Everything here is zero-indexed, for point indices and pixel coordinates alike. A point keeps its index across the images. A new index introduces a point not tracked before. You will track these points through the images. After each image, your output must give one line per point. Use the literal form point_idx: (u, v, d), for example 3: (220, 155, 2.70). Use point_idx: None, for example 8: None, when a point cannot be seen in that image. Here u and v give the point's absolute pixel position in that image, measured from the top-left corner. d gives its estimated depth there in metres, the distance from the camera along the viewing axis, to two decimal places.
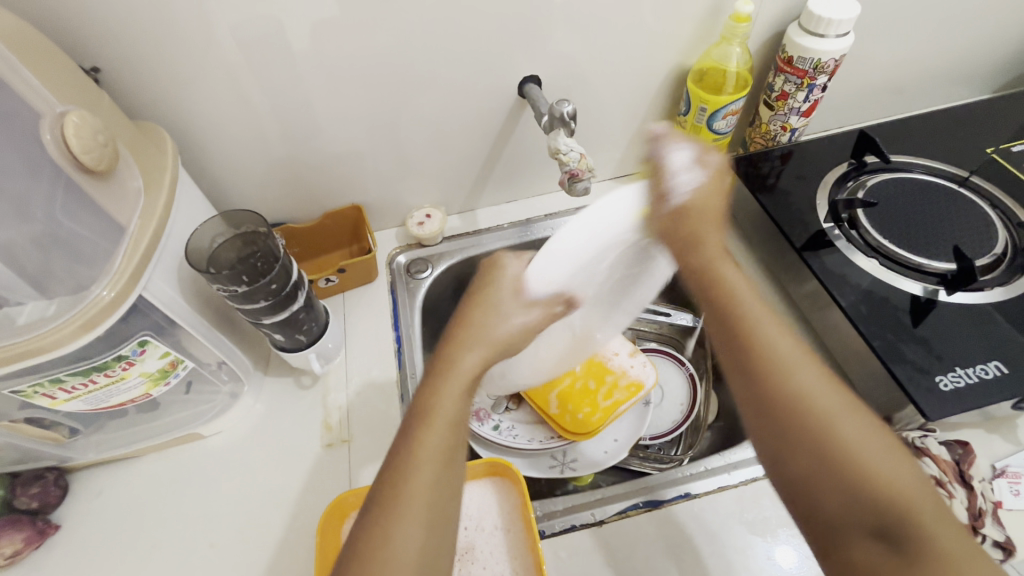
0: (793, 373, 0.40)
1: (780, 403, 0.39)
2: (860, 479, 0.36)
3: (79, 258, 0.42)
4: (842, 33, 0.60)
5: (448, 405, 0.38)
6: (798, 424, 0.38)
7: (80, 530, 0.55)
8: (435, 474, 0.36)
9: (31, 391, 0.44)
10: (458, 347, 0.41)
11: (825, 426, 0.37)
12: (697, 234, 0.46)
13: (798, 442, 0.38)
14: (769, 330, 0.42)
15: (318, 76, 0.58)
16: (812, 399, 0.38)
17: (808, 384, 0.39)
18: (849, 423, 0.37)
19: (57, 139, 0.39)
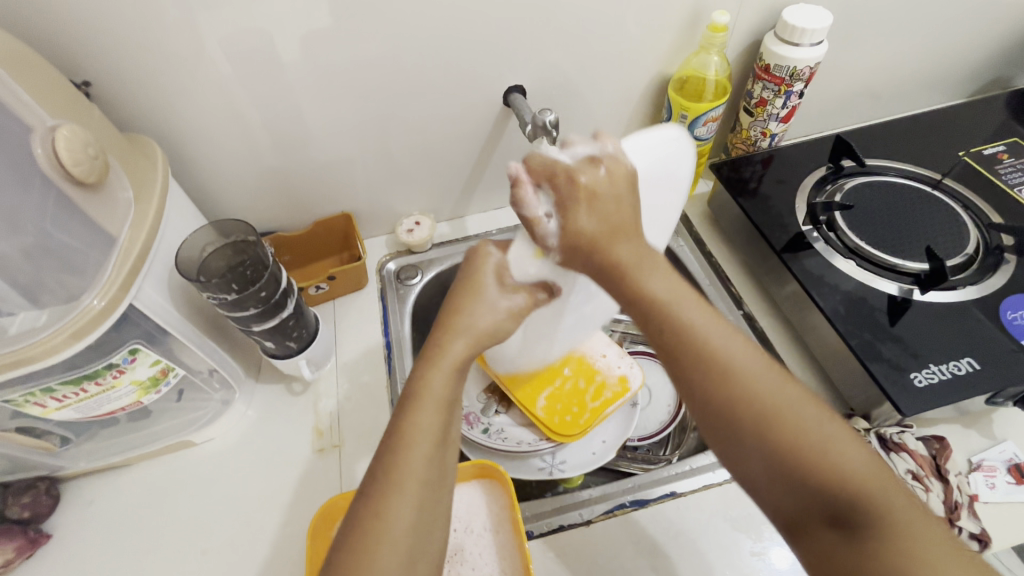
0: (736, 367, 0.36)
1: (726, 401, 0.36)
2: (812, 470, 0.34)
3: (70, 268, 0.43)
4: (816, 42, 0.62)
5: (438, 386, 0.39)
6: (745, 419, 0.35)
7: (71, 539, 0.55)
8: (428, 452, 0.36)
9: (22, 400, 0.44)
10: (443, 338, 0.42)
11: (772, 418, 0.35)
12: (603, 260, 0.40)
13: (746, 436, 0.35)
14: (705, 326, 0.38)
15: (306, 87, 0.59)
16: (755, 392, 0.36)
17: (750, 376, 0.36)
18: (792, 407, 0.35)
19: (48, 152, 0.40)
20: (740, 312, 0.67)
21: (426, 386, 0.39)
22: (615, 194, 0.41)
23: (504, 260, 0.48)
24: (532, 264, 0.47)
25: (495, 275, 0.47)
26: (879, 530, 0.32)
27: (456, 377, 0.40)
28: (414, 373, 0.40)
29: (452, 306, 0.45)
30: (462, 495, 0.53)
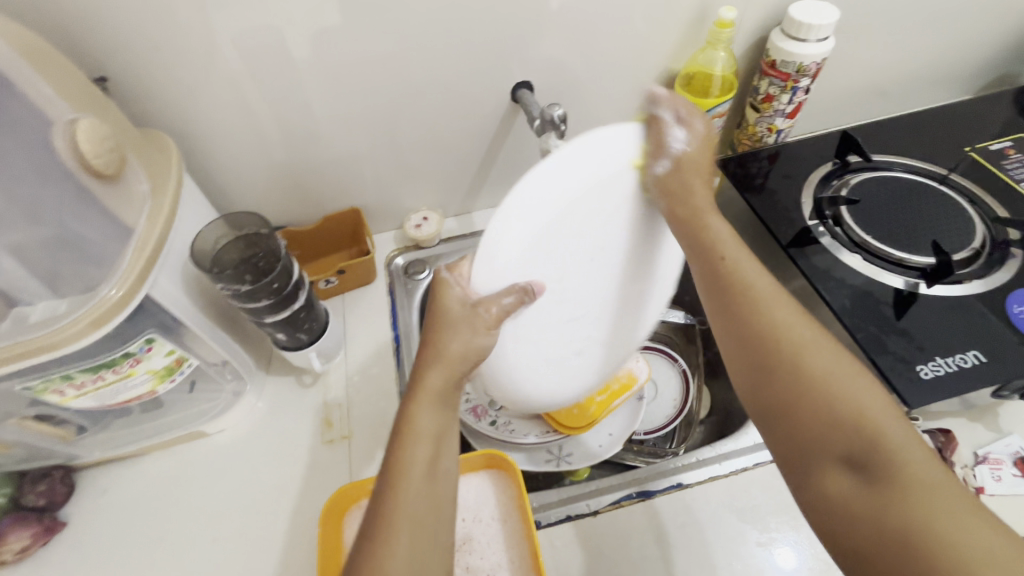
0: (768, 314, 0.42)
1: (757, 336, 0.41)
2: (831, 405, 0.37)
3: (88, 259, 0.44)
4: (823, 38, 0.62)
5: (425, 418, 0.37)
6: (773, 353, 0.40)
7: (86, 527, 0.56)
8: (423, 485, 0.35)
9: (41, 387, 0.45)
10: (422, 368, 0.40)
11: (797, 357, 0.39)
12: (688, 189, 0.47)
13: (770, 369, 0.40)
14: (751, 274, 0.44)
15: (317, 82, 0.60)
16: (784, 333, 0.40)
17: (784, 320, 0.41)
18: (819, 355, 0.39)
19: (68, 145, 0.41)
20: None
21: (415, 422, 0.37)
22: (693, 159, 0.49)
23: (469, 287, 0.44)
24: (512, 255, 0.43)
25: (460, 299, 0.43)
26: (889, 470, 0.34)
27: (443, 407, 0.39)
28: (404, 405, 0.38)
29: (433, 332, 0.42)
30: (470, 484, 0.54)
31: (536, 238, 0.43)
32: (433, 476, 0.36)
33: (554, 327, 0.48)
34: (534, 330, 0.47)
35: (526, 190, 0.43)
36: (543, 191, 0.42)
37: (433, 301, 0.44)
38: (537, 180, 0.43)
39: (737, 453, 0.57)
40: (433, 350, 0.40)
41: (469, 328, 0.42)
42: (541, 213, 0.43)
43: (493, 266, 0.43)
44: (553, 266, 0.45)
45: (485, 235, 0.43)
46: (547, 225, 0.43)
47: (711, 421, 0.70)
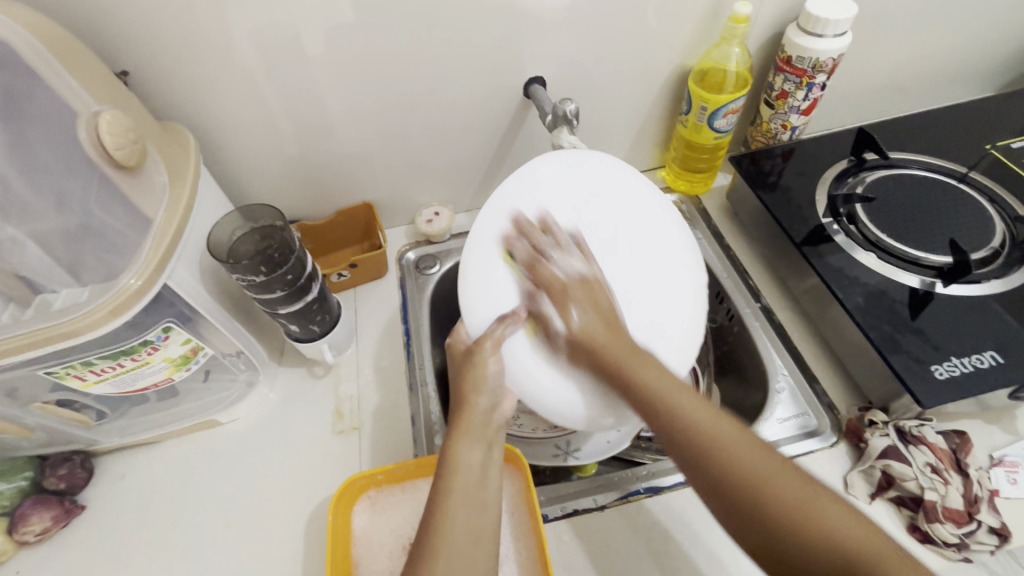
0: (691, 422, 0.41)
1: (718, 468, 0.39)
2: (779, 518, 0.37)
3: (108, 247, 0.45)
4: (840, 33, 0.61)
5: (467, 455, 0.42)
6: (737, 485, 0.38)
7: (104, 510, 0.58)
8: (466, 516, 0.40)
9: (64, 372, 0.46)
10: (461, 411, 0.45)
11: (760, 485, 0.38)
12: (597, 348, 0.46)
13: (741, 501, 0.38)
14: (691, 404, 0.42)
15: (331, 77, 0.61)
16: (741, 465, 0.39)
17: (737, 449, 0.39)
18: (778, 477, 0.38)
19: (92, 136, 0.42)
20: (757, 305, 0.67)
21: (455, 460, 0.42)
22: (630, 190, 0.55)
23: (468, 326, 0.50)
24: (484, 303, 0.49)
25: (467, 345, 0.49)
26: None
27: (480, 444, 0.43)
28: (444, 448, 0.43)
29: (461, 388, 0.46)
30: None
31: (497, 272, 0.50)
32: (473, 508, 0.40)
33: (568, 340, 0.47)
34: (542, 347, 0.47)
35: (479, 257, 0.51)
36: (491, 252, 0.51)
37: (450, 362, 0.49)
38: (485, 245, 0.51)
39: None
40: (465, 402, 0.45)
41: (475, 366, 0.46)
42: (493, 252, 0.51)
43: (477, 318, 0.50)
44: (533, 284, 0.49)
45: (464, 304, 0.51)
46: (503, 270, 0.50)
47: None
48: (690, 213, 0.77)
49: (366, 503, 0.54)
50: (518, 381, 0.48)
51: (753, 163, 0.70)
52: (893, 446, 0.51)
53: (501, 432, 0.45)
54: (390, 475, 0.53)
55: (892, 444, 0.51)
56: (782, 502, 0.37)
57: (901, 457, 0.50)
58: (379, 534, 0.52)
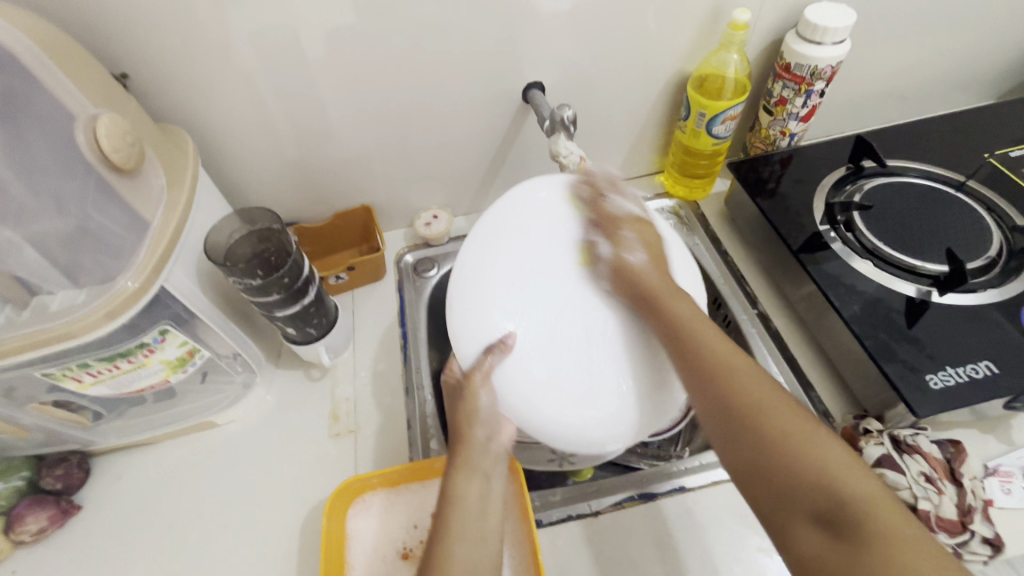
0: (708, 347, 0.43)
1: (722, 390, 0.41)
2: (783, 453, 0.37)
3: (106, 250, 0.45)
4: (839, 40, 0.61)
5: (467, 488, 0.43)
6: (734, 403, 0.40)
7: (100, 510, 0.58)
8: (466, 547, 0.40)
9: (60, 373, 0.47)
10: (460, 445, 0.46)
11: (759, 408, 0.39)
12: (634, 275, 0.48)
13: (737, 421, 0.39)
14: (709, 334, 0.44)
15: (331, 81, 0.61)
16: (745, 390, 0.40)
17: (744, 376, 0.41)
18: (778, 409, 0.39)
19: (89, 140, 0.42)
20: (754, 311, 0.67)
21: (455, 492, 0.43)
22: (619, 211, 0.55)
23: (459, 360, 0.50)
24: (473, 333, 0.49)
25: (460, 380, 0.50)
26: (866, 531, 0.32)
27: (478, 475, 0.44)
28: (445, 482, 0.45)
29: (458, 422, 0.48)
30: None
31: (485, 298, 0.49)
32: (474, 537, 0.41)
33: (561, 363, 0.45)
34: (535, 369, 0.46)
35: (468, 284, 0.51)
36: (479, 278, 0.50)
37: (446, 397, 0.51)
38: (474, 272, 0.51)
39: None
40: (463, 436, 0.46)
41: (468, 400, 0.48)
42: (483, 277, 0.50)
43: (467, 348, 0.49)
44: (527, 306, 0.47)
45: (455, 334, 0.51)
46: (491, 296, 0.49)
47: None
48: (688, 219, 0.77)
49: (360, 506, 0.54)
50: (511, 408, 0.47)
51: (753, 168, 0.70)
52: (887, 455, 0.50)
53: (500, 462, 0.46)
54: (384, 479, 0.54)
55: (887, 452, 0.50)
56: (774, 428, 0.38)
57: (894, 466, 0.49)
58: (373, 537, 0.52)
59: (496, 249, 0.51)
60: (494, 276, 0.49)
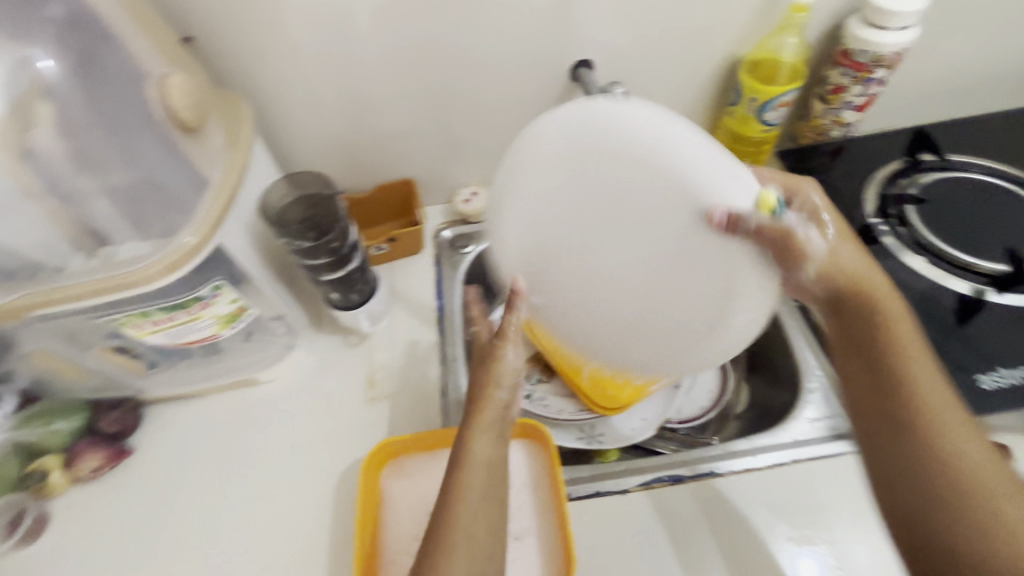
0: (931, 416, 0.43)
1: (941, 468, 0.41)
2: (984, 509, 0.39)
3: (170, 205, 0.47)
4: (904, 26, 0.59)
5: (484, 450, 0.44)
6: (946, 479, 0.41)
7: (150, 454, 0.62)
8: (479, 513, 0.41)
9: (123, 320, 0.49)
10: (479, 402, 0.46)
11: (980, 489, 0.40)
12: (882, 323, 0.47)
13: (951, 496, 0.40)
14: (940, 411, 0.43)
15: (382, 53, 0.61)
16: (968, 464, 0.41)
17: (963, 449, 0.41)
18: (1001, 492, 0.40)
19: (161, 97, 0.44)
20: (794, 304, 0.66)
21: (474, 455, 0.43)
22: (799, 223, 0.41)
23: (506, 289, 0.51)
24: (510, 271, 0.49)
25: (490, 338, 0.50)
26: None
27: (493, 438, 0.45)
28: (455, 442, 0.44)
29: (478, 384, 0.47)
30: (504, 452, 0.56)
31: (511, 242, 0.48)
32: (488, 500, 0.42)
33: (581, 318, 0.47)
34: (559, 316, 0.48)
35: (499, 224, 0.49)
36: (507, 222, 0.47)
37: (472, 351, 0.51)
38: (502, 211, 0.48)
39: (774, 447, 0.56)
40: (480, 400, 0.46)
41: (498, 362, 0.47)
42: (508, 225, 0.48)
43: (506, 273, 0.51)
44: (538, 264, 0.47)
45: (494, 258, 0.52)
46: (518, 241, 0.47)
47: (748, 417, 0.69)
48: None
49: (394, 467, 0.56)
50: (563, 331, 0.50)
51: (800, 157, 0.69)
52: None
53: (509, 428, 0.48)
54: (419, 441, 0.55)
55: None
56: (997, 514, 0.39)
57: None
58: (406, 496, 0.54)
59: (522, 199, 0.46)
60: (516, 234, 0.47)
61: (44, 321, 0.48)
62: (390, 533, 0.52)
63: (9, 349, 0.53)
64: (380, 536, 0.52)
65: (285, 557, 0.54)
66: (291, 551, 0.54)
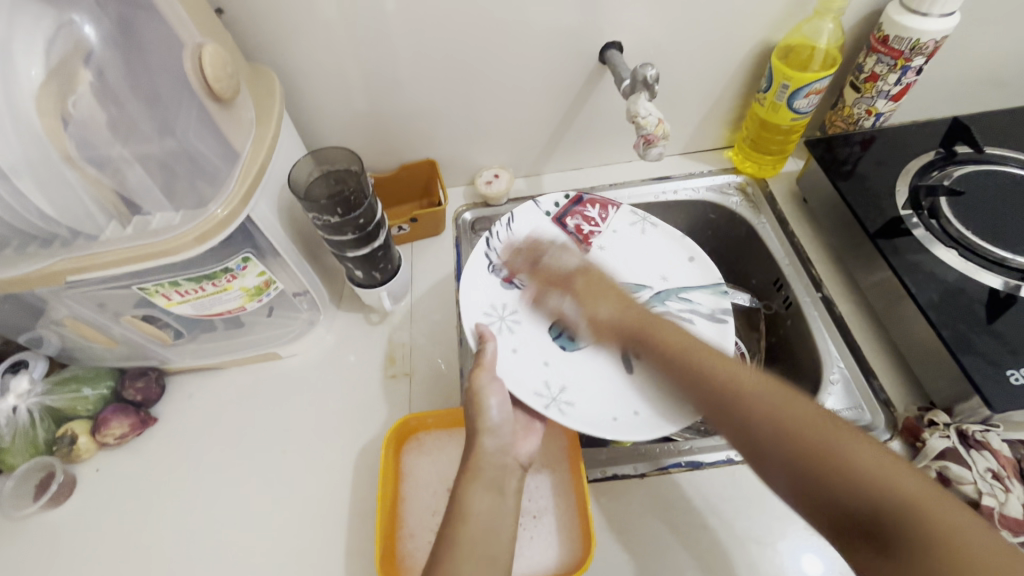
0: (699, 365, 0.49)
1: (740, 409, 0.45)
2: (755, 415, 0.44)
3: (202, 175, 0.48)
4: (947, 13, 0.57)
5: (481, 505, 0.44)
6: (737, 409, 0.45)
7: (174, 423, 0.63)
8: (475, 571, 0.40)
9: (153, 289, 0.50)
10: (473, 455, 0.47)
11: (754, 404, 0.44)
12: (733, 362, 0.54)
13: (743, 423, 0.44)
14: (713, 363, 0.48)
15: (409, 30, 0.61)
16: (752, 396, 0.45)
17: (735, 377, 0.46)
18: (769, 396, 0.44)
19: (195, 66, 0.44)
20: (818, 294, 0.65)
21: (473, 505, 0.44)
22: (601, 291, 0.58)
23: (531, 222, 0.67)
24: (542, 230, 0.66)
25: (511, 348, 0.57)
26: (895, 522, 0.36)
27: (492, 490, 0.45)
28: (456, 492, 0.45)
29: (470, 435, 0.48)
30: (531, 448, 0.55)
31: (540, 230, 0.66)
32: (483, 560, 0.41)
33: (609, 255, 0.66)
34: (612, 255, 0.66)
35: (534, 210, 0.67)
36: (538, 222, 0.67)
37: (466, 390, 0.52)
38: (529, 218, 0.67)
39: None
40: (477, 453, 0.47)
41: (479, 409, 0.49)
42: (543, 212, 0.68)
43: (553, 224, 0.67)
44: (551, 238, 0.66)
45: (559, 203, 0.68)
46: (545, 227, 0.67)
47: None
48: (755, 197, 0.75)
49: (415, 444, 0.56)
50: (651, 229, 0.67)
51: (829, 145, 0.68)
52: (953, 449, 0.49)
53: (513, 477, 0.48)
54: (439, 418, 0.56)
55: (952, 446, 0.49)
56: (774, 422, 0.43)
57: (960, 460, 0.48)
58: (426, 472, 0.55)
59: (520, 227, 0.66)
60: (540, 227, 0.67)
61: (72, 288, 0.49)
62: (409, 509, 0.53)
63: (41, 317, 0.54)
64: (401, 510, 0.53)
65: (306, 527, 0.55)
66: (310, 521, 0.55)
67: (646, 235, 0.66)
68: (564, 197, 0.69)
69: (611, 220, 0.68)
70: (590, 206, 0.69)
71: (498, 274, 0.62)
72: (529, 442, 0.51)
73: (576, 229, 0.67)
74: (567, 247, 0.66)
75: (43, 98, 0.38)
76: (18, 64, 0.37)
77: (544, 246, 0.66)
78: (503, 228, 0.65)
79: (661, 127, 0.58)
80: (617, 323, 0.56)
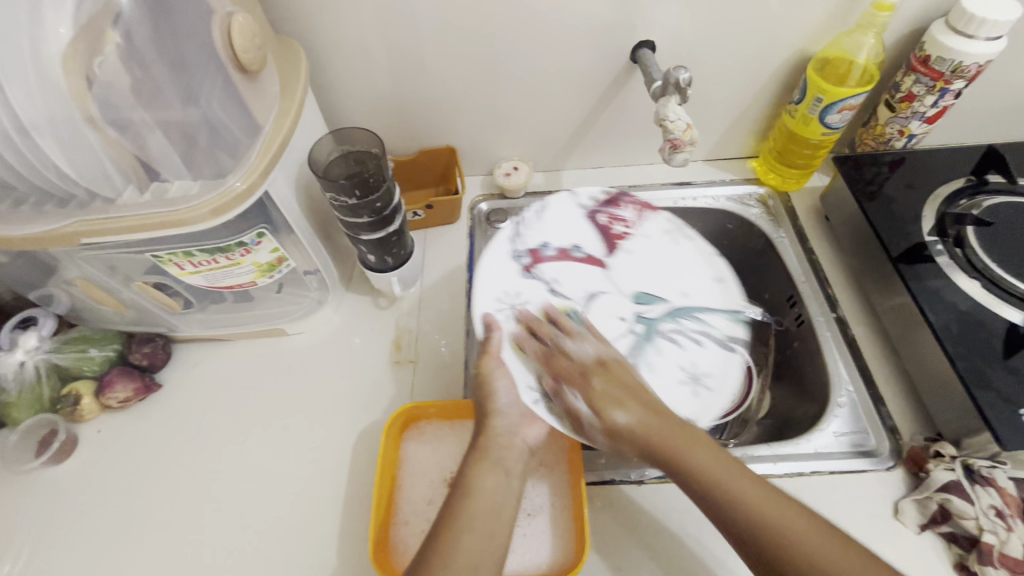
0: (730, 486, 0.44)
1: (771, 543, 0.42)
2: (790, 546, 0.41)
3: (223, 145, 0.48)
4: (994, 37, 0.55)
5: (486, 483, 0.46)
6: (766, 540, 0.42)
7: (178, 391, 0.63)
8: (477, 542, 0.43)
9: (167, 258, 0.50)
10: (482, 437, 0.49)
11: (780, 532, 0.42)
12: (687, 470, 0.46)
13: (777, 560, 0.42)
14: (730, 483, 0.44)
15: (439, 13, 0.60)
16: (783, 527, 0.42)
17: (750, 494, 0.44)
18: (794, 529, 0.42)
19: (222, 35, 0.45)
20: (832, 314, 0.64)
21: (476, 484, 0.46)
22: (624, 387, 0.50)
23: (565, 211, 0.64)
24: (578, 225, 0.64)
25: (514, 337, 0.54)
26: None
27: (497, 470, 0.47)
28: (464, 470, 0.47)
29: (484, 414, 0.50)
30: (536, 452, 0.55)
31: (575, 224, 0.64)
32: (489, 534, 0.44)
33: (632, 261, 0.63)
34: (638, 262, 0.63)
35: (570, 202, 0.65)
36: (570, 214, 0.64)
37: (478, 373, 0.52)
38: (564, 208, 0.65)
39: (795, 457, 0.55)
40: (487, 433, 0.49)
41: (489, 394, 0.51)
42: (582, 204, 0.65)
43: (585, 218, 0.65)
44: (581, 232, 0.64)
45: (601, 198, 0.66)
46: (578, 220, 0.64)
47: (767, 423, 0.69)
48: (776, 210, 0.74)
49: (414, 433, 0.57)
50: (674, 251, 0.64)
51: (857, 163, 0.66)
52: (956, 482, 0.48)
53: (520, 458, 0.49)
54: (442, 409, 0.56)
55: (956, 479, 0.49)
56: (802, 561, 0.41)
57: (963, 495, 0.48)
58: (423, 460, 0.55)
59: (552, 216, 0.64)
60: (574, 220, 0.64)
61: (86, 249, 0.49)
62: (405, 496, 0.53)
63: (52, 276, 0.54)
64: (395, 496, 0.53)
65: (300, 505, 0.55)
66: (304, 498, 0.56)
67: (677, 245, 0.64)
68: (601, 193, 0.66)
69: (645, 224, 0.65)
70: (625, 207, 0.66)
71: (519, 262, 0.60)
72: (537, 427, 0.52)
73: (606, 226, 0.64)
74: (594, 245, 0.63)
75: (70, 57, 0.38)
76: (46, 20, 0.37)
77: (570, 240, 0.63)
78: (533, 216, 0.64)
79: (690, 133, 0.57)
80: (643, 436, 0.47)
